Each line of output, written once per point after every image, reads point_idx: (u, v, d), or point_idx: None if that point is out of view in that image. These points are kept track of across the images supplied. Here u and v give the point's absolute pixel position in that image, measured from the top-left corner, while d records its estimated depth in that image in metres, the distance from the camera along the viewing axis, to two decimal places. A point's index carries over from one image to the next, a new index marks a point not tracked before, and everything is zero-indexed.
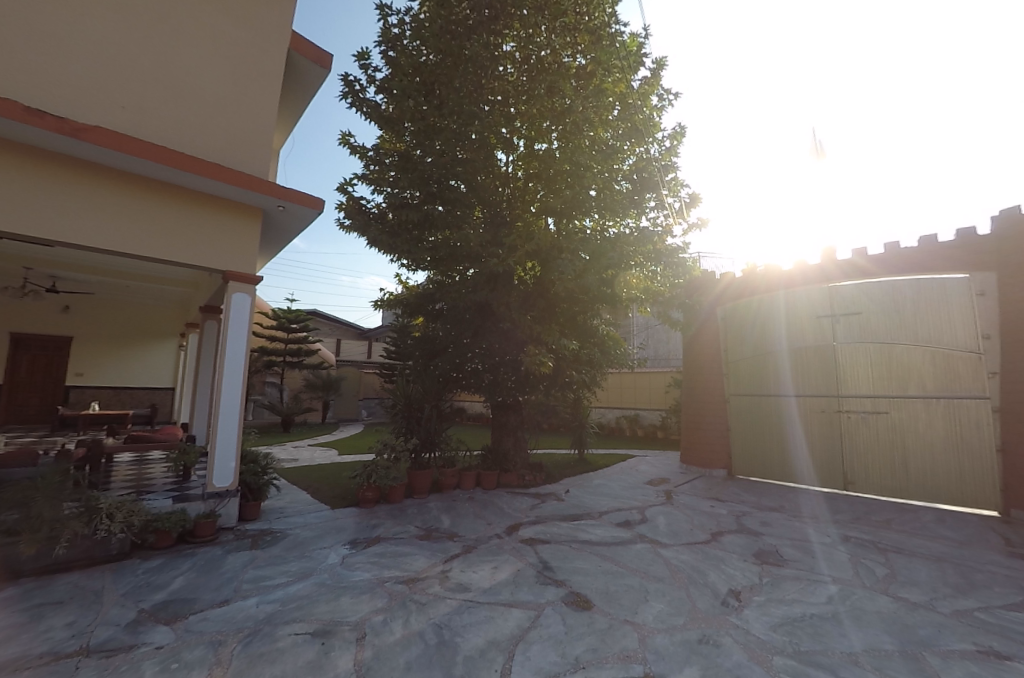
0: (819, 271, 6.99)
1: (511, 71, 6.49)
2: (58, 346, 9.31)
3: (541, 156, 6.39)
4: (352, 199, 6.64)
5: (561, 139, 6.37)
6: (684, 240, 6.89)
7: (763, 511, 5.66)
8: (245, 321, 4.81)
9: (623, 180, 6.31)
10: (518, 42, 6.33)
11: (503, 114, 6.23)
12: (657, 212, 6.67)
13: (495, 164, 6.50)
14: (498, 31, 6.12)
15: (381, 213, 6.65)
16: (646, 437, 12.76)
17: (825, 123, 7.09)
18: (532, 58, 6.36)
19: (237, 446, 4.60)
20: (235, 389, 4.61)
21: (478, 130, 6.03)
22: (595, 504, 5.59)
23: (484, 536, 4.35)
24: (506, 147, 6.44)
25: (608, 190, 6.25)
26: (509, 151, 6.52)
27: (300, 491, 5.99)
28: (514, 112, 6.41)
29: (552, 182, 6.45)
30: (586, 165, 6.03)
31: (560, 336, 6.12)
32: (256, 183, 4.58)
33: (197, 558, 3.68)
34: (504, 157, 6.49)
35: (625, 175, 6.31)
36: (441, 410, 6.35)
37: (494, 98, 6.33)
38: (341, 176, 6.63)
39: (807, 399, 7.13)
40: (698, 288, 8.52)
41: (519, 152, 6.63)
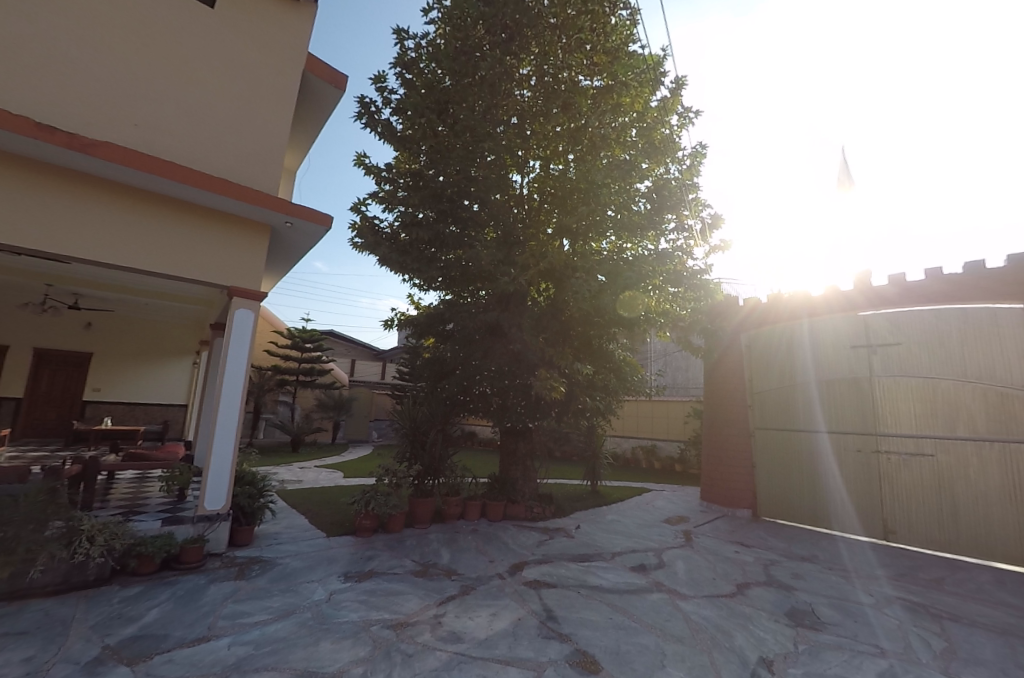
0: (842, 300, 6.56)
1: (528, 96, 6.46)
2: (78, 362, 9.45)
3: (556, 177, 6.25)
4: (365, 219, 6.58)
5: (577, 160, 6.35)
6: (706, 263, 6.59)
7: (795, 560, 5.14)
8: (246, 337, 4.70)
9: (642, 200, 6.22)
10: (534, 64, 6.26)
11: (518, 135, 6.13)
12: (677, 234, 6.45)
13: (510, 185, 6.37)
14: (515, 53, 6.09)
15: (393, 234, 6.55)
16: (663, 470, 12.18)
17: (855, 145, 6.81)
18: (545, 80, 6.22)
19: (231, 467, 4.41)
20: (233, 408, 4.45)
21: (493, 157, 5.97)
22: (608, 543, 5.18)
23: (484, 575, 4.00)
24: (521, 168, 6.47)
25: (626, 211, 6.05)
26: (523, 172, 6.56)
27: (297, 516, 5.75)
28: (530, 134, 6.31)
29: (568, 202, 6.30)
30: (603, 183, 5.71)
31: (574, 360, 5.86)
32: (264, 199, 4.54)
33: (177, 587, 3.45)
34: (518, 177, 6.52)
35: (642, 197, 6.21)
36: (448, 435, 6.08)
37: (509, 119, 6.27)
38: (355, 196, 6.63)
39: (840, 438, 6.63)
40: (720, 313, 8.18)
41: (535, 173, 6.56)
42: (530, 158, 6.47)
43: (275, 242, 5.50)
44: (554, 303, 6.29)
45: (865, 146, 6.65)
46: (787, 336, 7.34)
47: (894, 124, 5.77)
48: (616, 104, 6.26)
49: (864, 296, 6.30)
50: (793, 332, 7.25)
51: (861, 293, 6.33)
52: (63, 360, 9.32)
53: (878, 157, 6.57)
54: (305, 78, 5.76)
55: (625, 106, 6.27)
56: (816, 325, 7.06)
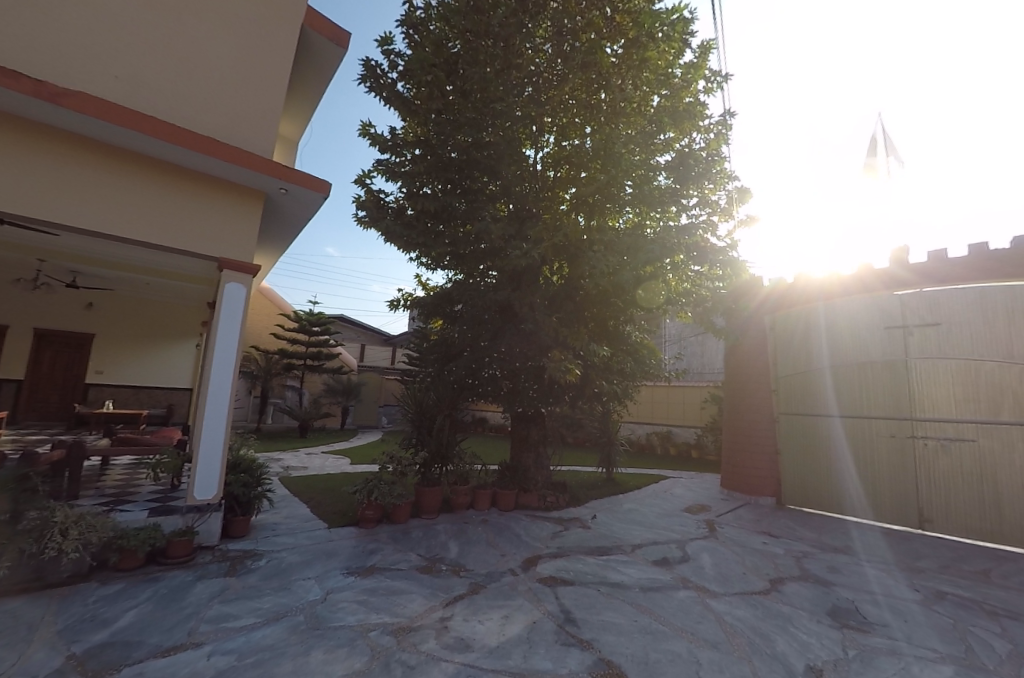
0: (857, 283, 6.34)
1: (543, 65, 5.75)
2: (80, 343, 9.33)
3: (571, 152, 5.89)
4: (370, 193, 6.19)
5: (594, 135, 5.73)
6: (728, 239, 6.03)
7: (828, 552, 4.78)
8: (239, 313, 4.44)
9: (662, 175, 5.67)
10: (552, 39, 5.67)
11: (532, 104, 5.61)
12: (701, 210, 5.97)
13: (524, 160, 5.94)
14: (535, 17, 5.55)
15: (400, 209, 6.15)
16: (679, 456, 11.86)
17: (896, 105, 6.24)
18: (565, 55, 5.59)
19: (225, 450, 4.19)
20: (224, 386, 4.22)
21: (508, 129, 5.49)
22: (627, 535, 4.86)
23: (495, 571, 3.71)
24: (535, 143, 6.13)
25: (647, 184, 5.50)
26: (537, 146, 6.19)
27: (299, 505, 5.54)
28: (544, 102, 5.78)
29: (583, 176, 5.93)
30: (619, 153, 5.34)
31: (589, 340, 5.46)
32: (255, 162, 4.23)
33: (161, 586, 3.34)
34: (533, 152, 6.11)
35: (667, 173, 5.70)
36: (456, 420, 5.76)
37: (525, 92, 5.68)
38: (359, 169, 6.22)
39: (875, 423, 6.14)
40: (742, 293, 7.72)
41: (549, 148, 6.22)
42: (544, 132, 6.14)
43: (270, 213, 5.18)
44: (568, 283, 5.90)
45: (906, 106, 6.03)
46: (816, 317, 6.86)
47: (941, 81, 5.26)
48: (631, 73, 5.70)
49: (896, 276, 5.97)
50: (823, 311, 6.77)
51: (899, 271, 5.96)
52: (65, 342, 9.20)
53: (917, 119, 6.02)
54: (304, 35, 5.36)
55: (650, 62, 5.67)
56: (848, 302, 6.55)
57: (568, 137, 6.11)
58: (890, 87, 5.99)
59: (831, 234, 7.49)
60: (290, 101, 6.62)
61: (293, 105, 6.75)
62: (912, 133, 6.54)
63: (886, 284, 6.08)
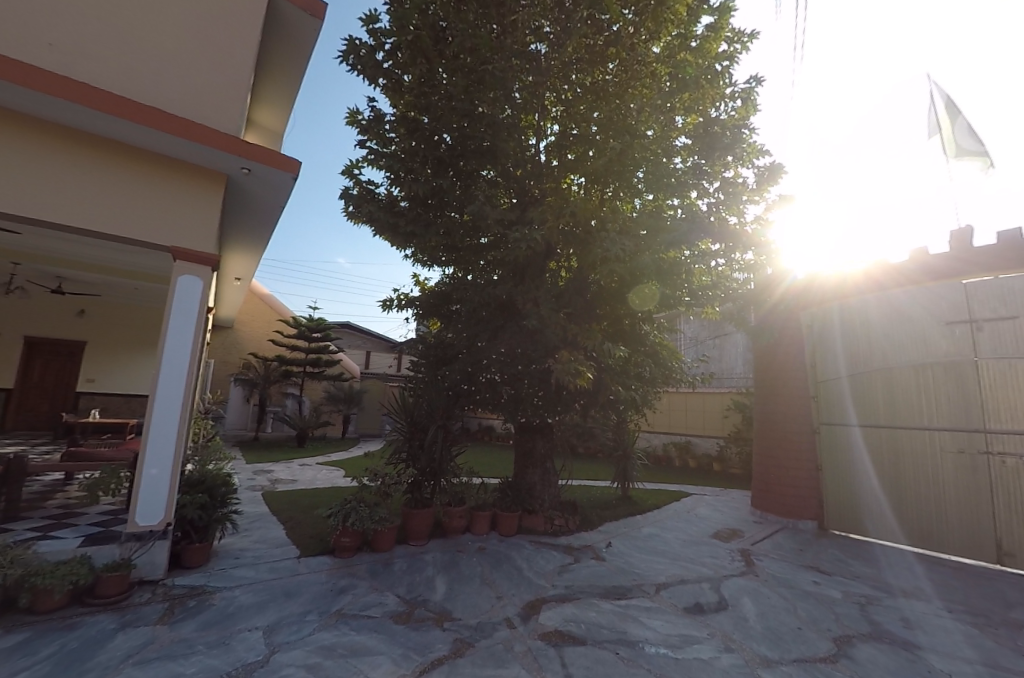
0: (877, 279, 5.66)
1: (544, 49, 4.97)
2: (72, 351, 8.89)
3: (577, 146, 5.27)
4: (359, 183, 5.46)
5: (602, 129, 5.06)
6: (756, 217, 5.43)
7: (895, 597, 3.97)
8: (194, 309, 3.82)
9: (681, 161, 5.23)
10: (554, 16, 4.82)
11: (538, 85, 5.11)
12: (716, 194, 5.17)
13: (526, 151, 5.40)
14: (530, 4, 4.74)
15: (392, 200, 5.41)
16: (700, 469, 11.02)
17: (947, 72, 5.43)
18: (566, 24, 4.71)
19: (176, 469, 3.56)
20: (174, 395, 3.61)
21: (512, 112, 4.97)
22: (649, 570, 4.09)
23: (487, 622, 3.00)
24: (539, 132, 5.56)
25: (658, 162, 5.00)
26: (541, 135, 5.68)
27: (273, 527, 4.91)
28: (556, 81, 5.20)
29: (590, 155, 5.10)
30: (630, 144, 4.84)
31: (603, 340, 4.69)
32: (209, 136, 3.65)
33: (72, 638, 2.59)
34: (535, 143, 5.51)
35: (682, 154, 5.17)
36: (451, 431, 5.01)
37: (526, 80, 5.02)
38: (347, 158, 5.52)
39: (938, 435, 5.22)
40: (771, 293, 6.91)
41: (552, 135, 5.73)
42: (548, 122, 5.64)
43: (239, 198, 4.60)
44: (576, 276, 5.25)
45: (961, 73, 5.20)
46: (859, 312, 6.08)
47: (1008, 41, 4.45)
48: (620, 59, 5.05)
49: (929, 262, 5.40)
50: (870, 304, 5.94)
51: (968, 258, 5.10)
52: (57, 349, 8.77)
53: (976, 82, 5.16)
54: (277, 6, 4.80)
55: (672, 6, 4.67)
56: (871, 297, 5.95)
57: (567, 129, 5.31)
58: (942, 63, 5.17)
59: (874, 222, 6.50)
60: (273, 86, 6.13)
61: (276, 92, 6.26)
62: (970, 98, 5.69)
63: (908, 284, 5.58)
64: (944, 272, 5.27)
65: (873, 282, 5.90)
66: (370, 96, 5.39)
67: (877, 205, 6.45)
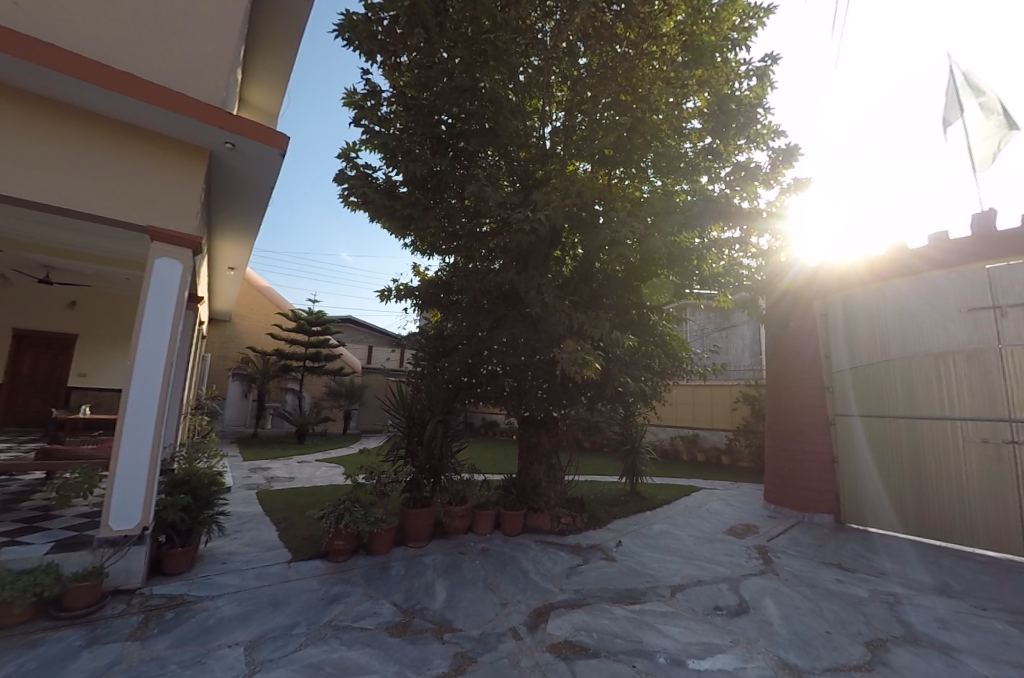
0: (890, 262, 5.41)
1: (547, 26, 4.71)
2: (63, 345, 8.65)
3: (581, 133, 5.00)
4: (358, 171, 5.00)
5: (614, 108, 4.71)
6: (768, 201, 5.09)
7: (926, 595, 3.68)
8: (172, 295, 3.56)
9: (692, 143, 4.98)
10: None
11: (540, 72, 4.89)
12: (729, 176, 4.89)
13: (530, 137, 5.12)
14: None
15: (392, 187, 4.98)
16: (709, 463, 10.78)
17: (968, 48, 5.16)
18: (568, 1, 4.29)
19: (152, 475, 3.33)
20: (151, 392, 3.38)
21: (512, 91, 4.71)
22: (663, 571, 3.84)
23: (491, 633, 2.75)
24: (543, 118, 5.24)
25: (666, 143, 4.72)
26: (547, 122, 5.29)
27: (265, 528, 4.70)
28: (566, 55, 4.73)
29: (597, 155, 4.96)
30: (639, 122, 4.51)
31: (609, 329, 4.40)
32: (189, 106, 3.36)
33: (33, 656, 2.37)
34: (541, 128, 5.21)
35: (693, 138, 4.92)
36: (452, 427, 4.74)
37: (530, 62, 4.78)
38: (344, 141, 5.08)
39: (960, 424, 4.93)
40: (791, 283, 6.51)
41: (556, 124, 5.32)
42: (554, 107, 5.28)
43: (224, 176, 4.32)
44: (582, 263, 4.96)
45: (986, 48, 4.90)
46: (877, 299, 5.76)
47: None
48: (631, 41, 4.55)
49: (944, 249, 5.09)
50: (890, 291, 5.64)
51: (983, 241, 4.81)
52: (47, 343, 8.52)
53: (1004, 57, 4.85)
54: None
55: None
56: (890, 287, 5.63)
57: (573, 114, 4.99)
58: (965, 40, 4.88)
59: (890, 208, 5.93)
60: (262, 65, 5.86)
61: (266, 71, 5.99)
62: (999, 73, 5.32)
63: (908, 274, 5.45)
64: (943, 262, 5.10)
65: (874, 272, 5.76)
66: (365, 69, 4.90)
67: (892, 183, 5.90)
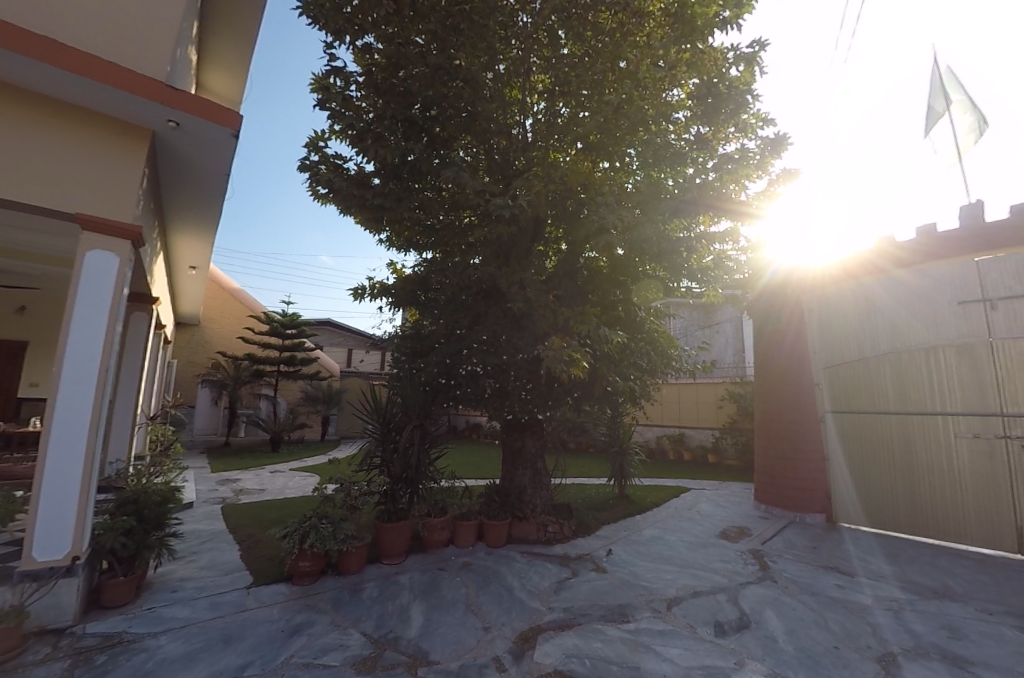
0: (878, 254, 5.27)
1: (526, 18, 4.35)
2: (13, 353, 7.92)
3: (562, 124, 4.69)
4: (326, 160, 4.65)
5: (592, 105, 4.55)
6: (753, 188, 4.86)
7: (930, 599, 3.50)
8: (105, 294, 3.18)
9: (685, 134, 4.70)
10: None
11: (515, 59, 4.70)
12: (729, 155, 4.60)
13: (510, 125, 4.83)
14: None
15: (363, 177, 4.68)
16: (695, 462, 10.69)
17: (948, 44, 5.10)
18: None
19: (80, 520, 2.96)
20: (80, 403, 3.02)
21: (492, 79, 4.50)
22: (657, 582, 3.60)
23: (471, 665, 2.46)
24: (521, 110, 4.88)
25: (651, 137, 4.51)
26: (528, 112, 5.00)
27: (227, 548, 4.31)
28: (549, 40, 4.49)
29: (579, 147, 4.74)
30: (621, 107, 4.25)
31: (597, 324, 4.13)
32: (121, 77, 2.98)
33: None
34: (521, 120, 4.90)
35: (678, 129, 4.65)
36: (431, 433, 4.40)
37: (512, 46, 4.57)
38: (311, 129, 4.71)
39: (952, 420, 4.82)
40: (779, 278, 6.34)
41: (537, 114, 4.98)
42: (535, 99, 5.02)
43: (172, 160, 3.93)
44: (567, 257, 4.79)
45: (965, 49, 4.84)
46: (867, 292, 5.63)
47: (1003, 28, 4.16)
48: (617, 27, 4.33)
49: (932, 243, 4.84)
50: (878, 284, 5.48)
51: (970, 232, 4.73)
52: None
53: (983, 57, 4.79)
54: None
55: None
56: (877, 281, 5.51)
57: (555, 108, 4.76)
58: (949, 39, 4.80)
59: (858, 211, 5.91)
60: (222, 44, 5.45)
61: (226, 53, 5.59)
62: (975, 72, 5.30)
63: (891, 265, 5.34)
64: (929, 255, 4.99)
65: (852, 271, 5.65)
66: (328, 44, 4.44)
67: (862, 184, 5.88)
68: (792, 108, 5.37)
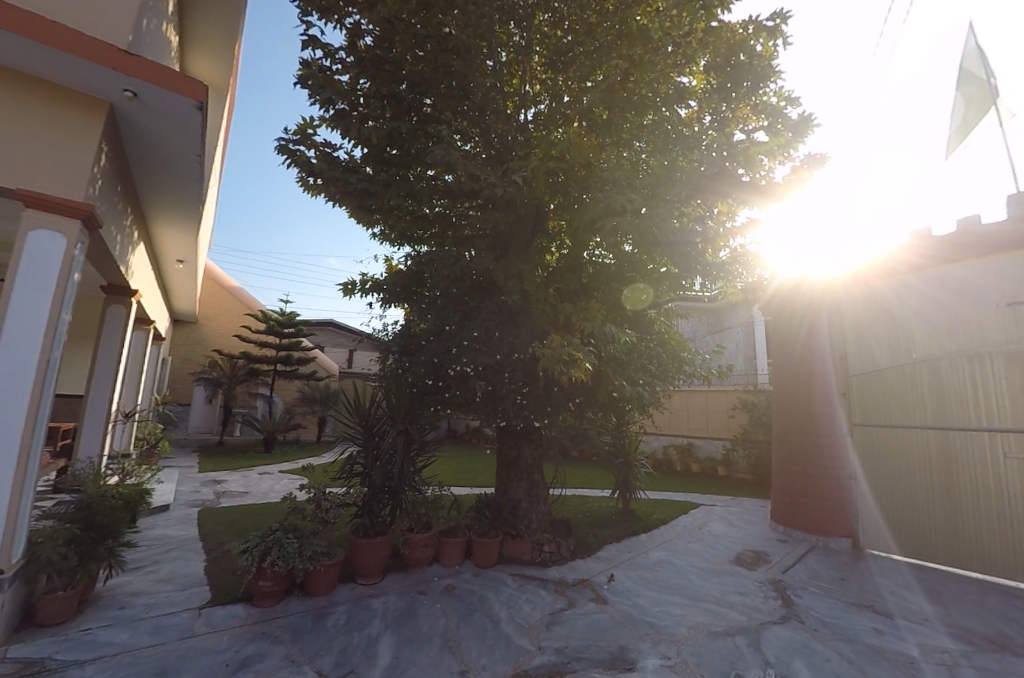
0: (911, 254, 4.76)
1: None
2: None
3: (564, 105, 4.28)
4: (316, 147, 4.24)
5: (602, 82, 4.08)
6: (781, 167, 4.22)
7: (988, 653, 3.00)
8: (49, 278, 2.83)
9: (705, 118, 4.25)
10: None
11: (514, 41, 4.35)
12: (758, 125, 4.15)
13: (510, 109, 4.45)
14: None
15: (354, 165, 4.31)
16: (705, 475, 10.19)
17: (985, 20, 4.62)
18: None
19: (9, 530, 2.58)
20: (11, 402, 2.65)
21: (495, 63, 4.16)
22: (666, 619, 3.14)
23: None
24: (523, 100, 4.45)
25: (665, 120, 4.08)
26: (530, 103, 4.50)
27: (191, 559, 3.94)
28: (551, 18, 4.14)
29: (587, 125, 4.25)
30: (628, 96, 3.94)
31: (602, 322, 3.73)
32: (50, 34, 2.58)
33: None
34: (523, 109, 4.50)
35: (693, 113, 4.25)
36: (416, 440, 3.99)
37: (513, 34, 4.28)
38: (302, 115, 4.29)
39: (1000, 436, 4.24)
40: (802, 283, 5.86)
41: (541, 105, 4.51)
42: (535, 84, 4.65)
43: (139, 139, 3.59)
44: (572, 251, 4.39)
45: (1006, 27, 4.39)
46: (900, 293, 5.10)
47: None
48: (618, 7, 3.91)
49: None
50: (913, 283, 4.94)
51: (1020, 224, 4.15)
52: None
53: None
54: None
55: None
56: (911, 281, 4.97)
57: (559, 94, 4.34)
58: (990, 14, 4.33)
59: (894, 204, 5.29)
60: (204, 24, 5.12)
61: (209, 35, 5.28)
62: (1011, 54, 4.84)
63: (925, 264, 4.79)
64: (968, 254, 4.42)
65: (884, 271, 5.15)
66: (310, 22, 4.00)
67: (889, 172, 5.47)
68: (810, 87, 4.86)
